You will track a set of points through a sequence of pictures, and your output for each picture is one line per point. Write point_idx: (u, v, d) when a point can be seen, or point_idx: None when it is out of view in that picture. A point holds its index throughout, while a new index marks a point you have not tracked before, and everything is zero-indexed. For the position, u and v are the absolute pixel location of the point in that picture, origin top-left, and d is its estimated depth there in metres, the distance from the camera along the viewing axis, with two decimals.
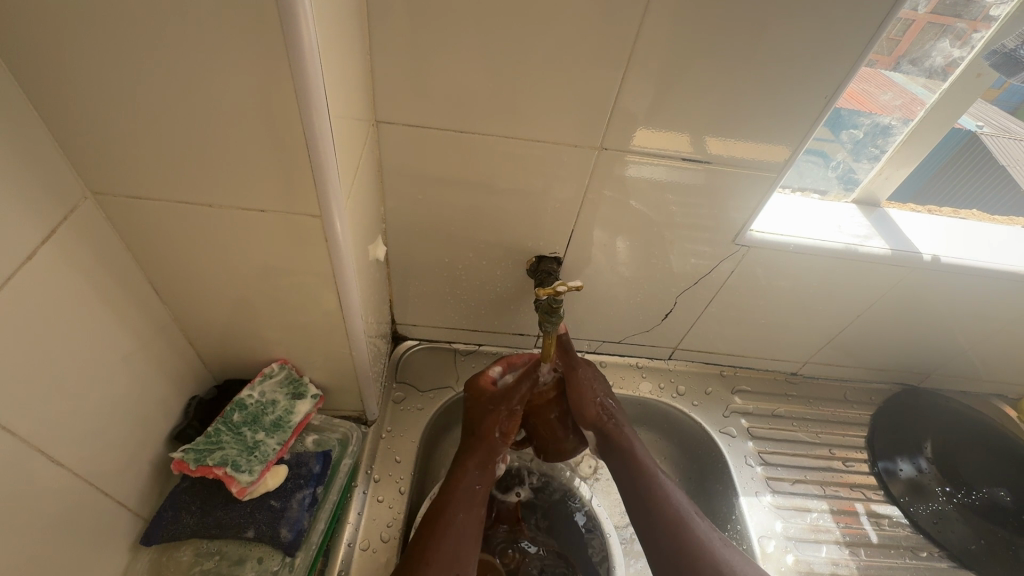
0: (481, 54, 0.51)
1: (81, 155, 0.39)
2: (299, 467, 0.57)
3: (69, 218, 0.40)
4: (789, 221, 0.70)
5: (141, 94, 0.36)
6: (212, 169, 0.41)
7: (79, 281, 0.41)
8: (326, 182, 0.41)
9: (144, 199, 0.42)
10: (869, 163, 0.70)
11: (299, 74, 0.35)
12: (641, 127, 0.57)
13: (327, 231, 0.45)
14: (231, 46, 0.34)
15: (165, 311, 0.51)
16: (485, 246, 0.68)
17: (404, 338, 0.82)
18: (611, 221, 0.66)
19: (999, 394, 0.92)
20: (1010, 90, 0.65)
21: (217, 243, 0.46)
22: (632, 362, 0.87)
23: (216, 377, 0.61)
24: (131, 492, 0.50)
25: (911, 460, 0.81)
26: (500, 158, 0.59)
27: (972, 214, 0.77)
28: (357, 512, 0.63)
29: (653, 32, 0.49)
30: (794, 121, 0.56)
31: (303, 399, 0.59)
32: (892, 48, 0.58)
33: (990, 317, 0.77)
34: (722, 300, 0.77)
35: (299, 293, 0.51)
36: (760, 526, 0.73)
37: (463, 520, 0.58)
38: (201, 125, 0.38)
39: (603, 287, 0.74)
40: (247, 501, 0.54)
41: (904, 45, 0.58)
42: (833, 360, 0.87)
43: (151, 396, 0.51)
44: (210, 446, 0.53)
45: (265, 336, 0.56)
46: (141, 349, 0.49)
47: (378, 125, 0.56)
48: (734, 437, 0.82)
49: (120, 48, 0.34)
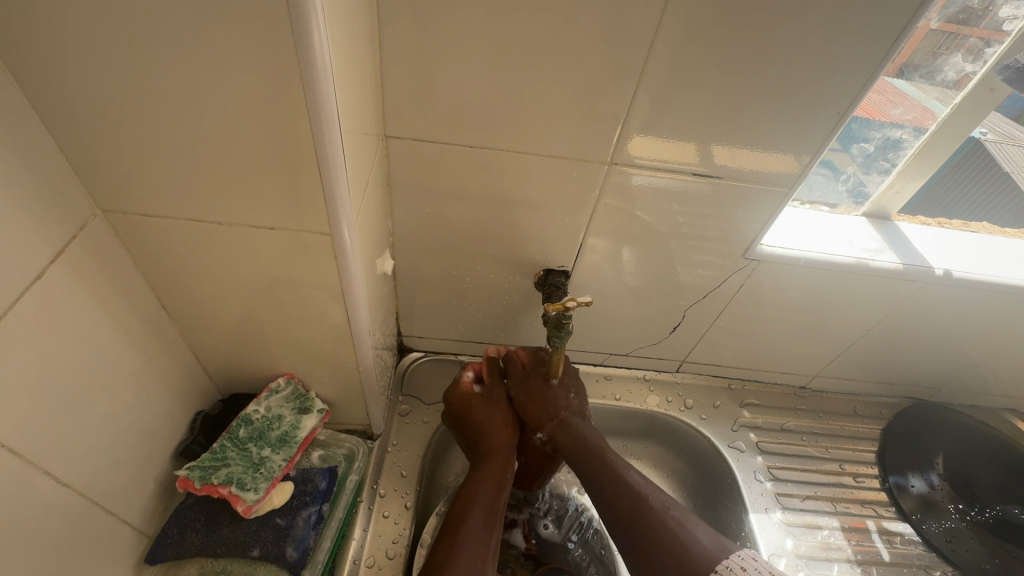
0: (492, 68, 0.51)
1: (91, 172, 0.39)
2: (305, 484, 0.57)
3: (78, 236, 0.40)
4: (800, 235, 0.69)
5: (152, 112, 0.36)
6: (223, 186, 0.40)
7: (87, 299, 0.41)
8: (336, 199, 0.41)
9: (155, 216, 0.42)
10: (879, 176, 0.69)
11: (312, 93, 0.35)
12: (650, 135, 0.56)
13: (337, 246, 0.45)
14: (245, 64, 0.34)
15: (173, 326, 0.51)
16: (493, 259, 0.68)
17: (410, 350, 0.81)
18: (620, 233, 0.65)
19: (1010, 408, 0.91)
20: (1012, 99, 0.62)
21: (226, 260, 0.46)
22: (639, 375, 0.86)
23: (221, 392, 0.60)
24: (137, 509, 0.49)
25: (922, 476, 0.80)
26: (509, 171, 0.59)
27: (982, 226, 0.77)
28: (363, 529, 0.62)
29: (666, 48, 0.49)
30: (806, 136, 0.56)
31: (310, 414, 0.59)
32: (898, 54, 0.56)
33: (1003, 331, 0.76)
34: (731, 312, 0.76)
35: (307, 307, 0.51)
36: (770, 544, 0.72)
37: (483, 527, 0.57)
38: (214, 143, 0.38)
39: (610, 298, 0.74)
40: (253, 519, 0.53)
41: (908, 53, 0.57)
42: (843, 373, 0.86)
43: (157, 412, 0.51)
44: (216, 463, 0.52)
45: (273, 350, 0.56)
46: (148, 365, 0.49)
47: (387, 139, 0.56)
48: (743, 452, 0.81)
49: (133, 68, 0.34)
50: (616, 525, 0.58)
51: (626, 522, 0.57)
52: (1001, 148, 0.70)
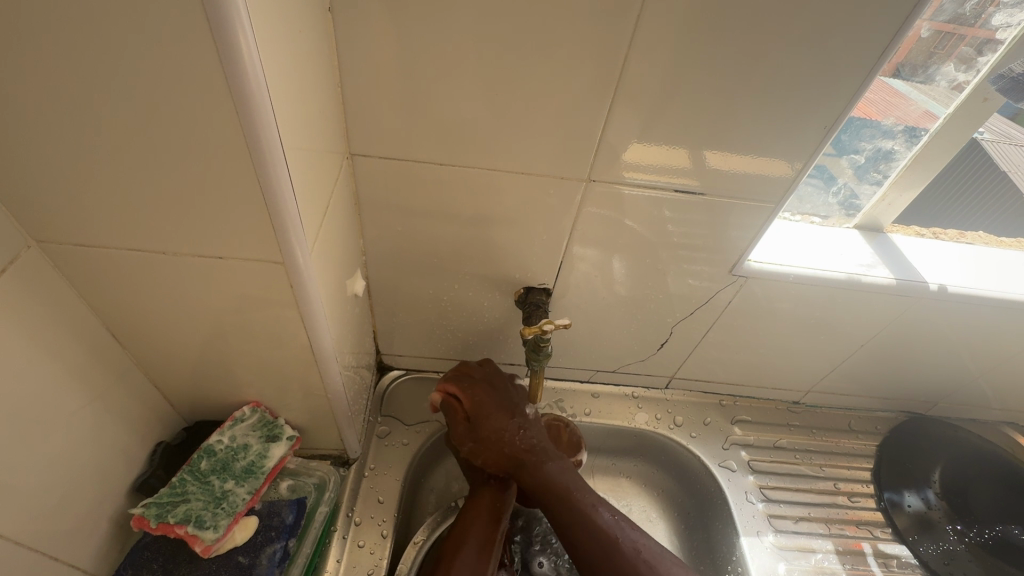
0: (460, 83, 0.48)
1: (20, 202, 0.36)
2: (270, 518, 0.54)
3: (10, 269, 0.37)
4: (789, 250, 0.67)
5: (82, 138, 0.33)
6: (170, 216, 0.38)
7: (23, 335, 0.38)
8: (286, 222, 0.39)
9: (96, 246, 0.40)
10: (872, 187, 0.67)
11: (250, 117, 0.33)
12: (636, 141, 0.53)
13: (293, 275, 0.43)
14: (179, 91, 0.32)
15: (127, 356, 0.49)
16: (471, 277, 0.66)
17: (389, 368, 0.79)
18: (605, 249, 0.63)
19: (1010, 421, 0.88)
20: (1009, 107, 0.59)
21: (177, 288, 0.44)
22: (627, 391, 0.84)
23: (185, 420, 0.58)
24: (88, 551, 0.47)
25: (918, 493, 0.78)
26: (483, 189, 0.57)
27: (978, 237, 0.74)
28: (336, 560, 0.60)
29: (640, 62, 0.47)
30: (791, 149, 0.54)
31: (278, 443, 0.56)
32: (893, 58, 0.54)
33: (1001, 345, 0.74)
34: (720, 328, 0.74)
35: (269, 335, 0.49)
36: (762, 570, 0.69)
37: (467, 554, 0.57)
38: (156, 172, 0.36)
39: (595, 314, 0.72)
40: (213, 558, 0.51)
41: (903, 54, 0.54)
42: (836, 388, 0.84)
43: (111, 447, 0.48)
44: (174, 499, 0.50)
45: (237, 378, 0.54)
46: (99, 399, 0.46)
47: (353, 157, 0.54)
48: (734, 472, 0.78)
49: (61, 95, 0.31)
50: (588, 574, 0.55)
51: (600, 570, 0.55)
52: (995, 147, 0.68)
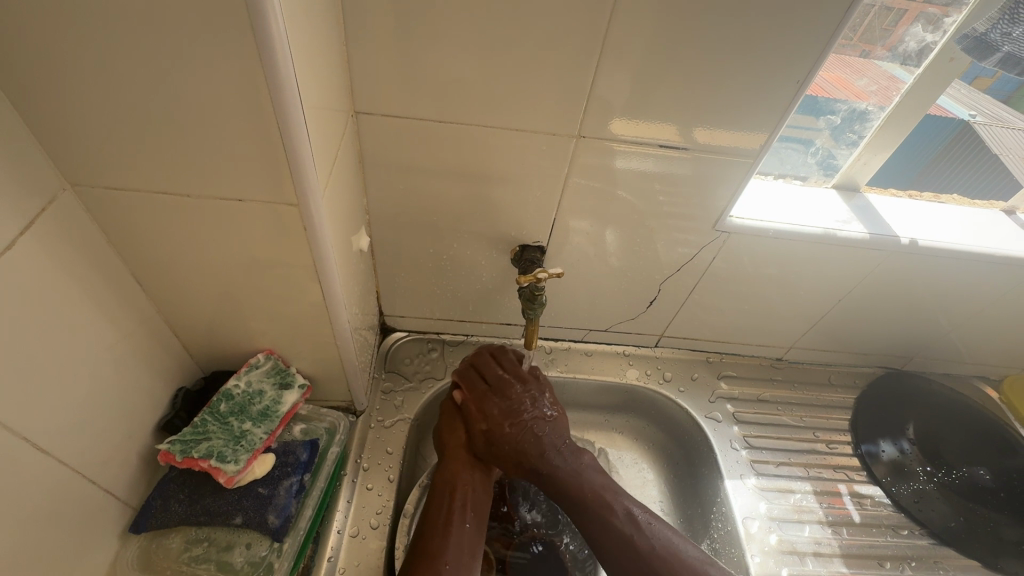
0: (457, 41, 0.51)
1: (54, 144, 0.39)
2: (286, 455, 0.58)
3: (48, 208, 0.40)
4: (769, 206, 0.71)
5: (112, 83, 0.36)
6: (190, 160, 0.41)
7: (58, 270, 0.42)
8: (301, 170, 0.42)
9: (123, 190, 0.43)
10: (847, 149, 0.71)
11: (270, 64, 0.36)
12: (617, 117, 0.57)
13: (307, 223, 0.46)
14: (201, 37, 0.34)
15: (148, 301, 0.52)
16: (469, 235, 0.69)
17: (393, 330, 0.83)
18: (596, 207, 0.66)
19: (981, 376, 0.94)
20: (1003, 79, 0.66)
21: (196, 234, 0.47)
22: (618, 350, 0.88)
23: (202, 369, 0.61)
24: (119, 480, 0.51)
25: (893, 442, 0.82)
26: (480, 146, 0.60)
27: (951, 198, 0.78)
28: (347, 500, 0.64)
29: (628, 21, 0.50)
30: (770, 108, 0.57)
31: (291, 389, 0.61)
32: (886, 38, 0.60)
33: (972, 300, 0.79)
34: (706, 286, 0.77)
35: (281, 285, 0.52)
36: (744, 508, 0.74)
37: (446, 537, 0.60)
38: (178, 117, 0.38)
39: (589, 274, 0.75)
40: (235, 489, 0.54)
41: (896, 38, 0.60)
42: (817, 345, 0.88)
43: (135, 387, 0.52)
44: (197, 437, 0.54)
45: (251, 327, 0.57)
46: (123, 339, 0.49)
47: (357, 116, 0.56)
48: (720, 422, 0.83)
49: (92, 40, 0.34)
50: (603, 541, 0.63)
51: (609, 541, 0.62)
52: (989, 131, 0.71)
